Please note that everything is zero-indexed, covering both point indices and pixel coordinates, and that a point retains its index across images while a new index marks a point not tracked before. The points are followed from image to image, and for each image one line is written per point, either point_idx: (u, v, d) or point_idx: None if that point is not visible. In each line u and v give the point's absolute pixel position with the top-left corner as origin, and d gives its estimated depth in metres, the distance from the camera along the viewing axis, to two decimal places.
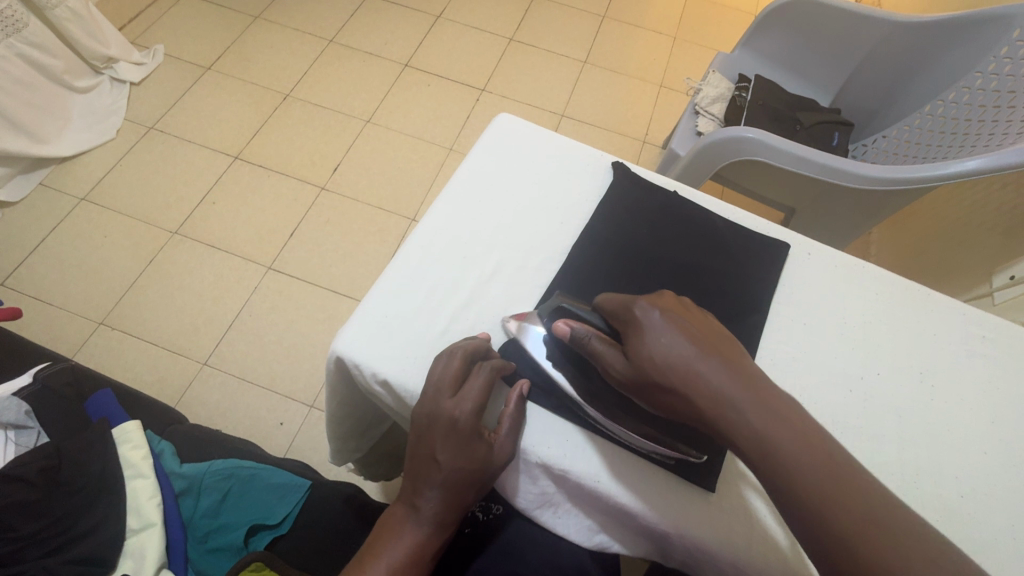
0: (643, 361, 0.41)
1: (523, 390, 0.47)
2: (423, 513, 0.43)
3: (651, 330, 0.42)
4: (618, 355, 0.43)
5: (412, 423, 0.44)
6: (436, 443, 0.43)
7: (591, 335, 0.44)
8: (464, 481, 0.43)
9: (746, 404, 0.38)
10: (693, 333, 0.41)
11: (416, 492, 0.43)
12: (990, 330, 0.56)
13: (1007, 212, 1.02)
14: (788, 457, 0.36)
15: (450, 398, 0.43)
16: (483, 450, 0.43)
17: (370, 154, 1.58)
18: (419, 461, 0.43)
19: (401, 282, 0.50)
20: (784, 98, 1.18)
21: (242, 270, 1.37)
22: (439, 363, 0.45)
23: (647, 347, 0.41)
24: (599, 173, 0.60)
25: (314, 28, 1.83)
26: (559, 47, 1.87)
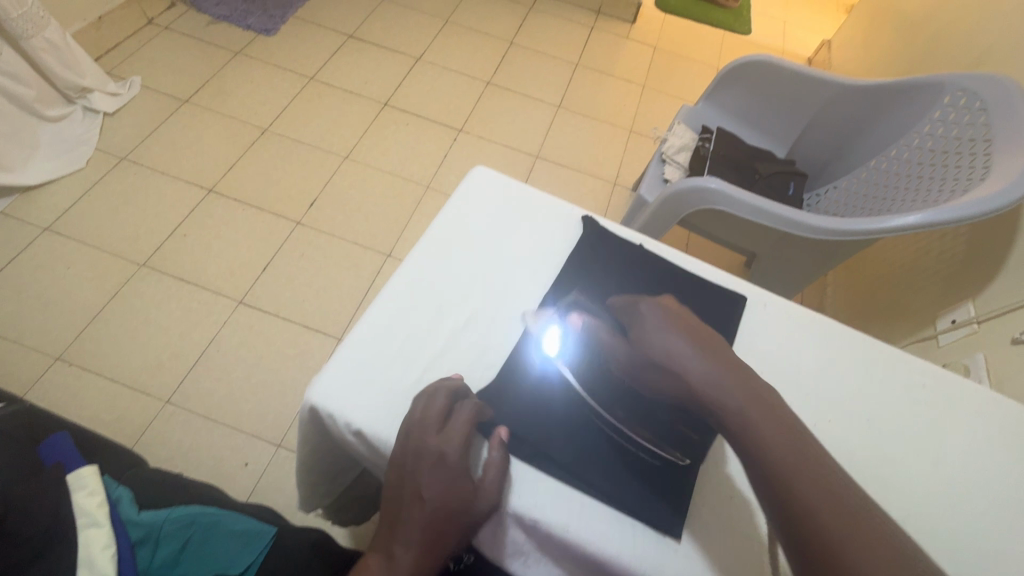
0: (642, 347, 0.46)
1: (502, 437, 0.48)
2: (399, 562, 0.40)
3: (651, 324, 0.47)
4: (621, 343, 0.48)
5: (395, 462, 0.44)
6: (423, 480, 0.43)
7: (599, 325, 0.50)
8: (445, 524, 0.42)
9: (728, 392, 0.43)
10: (688, 327, 0.47)
11: (394, 535, 0.42)
12: (930, 378, 0.60)
13: (946, 260, 1.11)
14: (763, 443, 0.42)
15: (436, 431, 0.45)
16: (466, 489, 0.44)
17: (347, 189, 1.60)
18: (402, 502, 0.43)
19: (377, 332, 0.51)
20: (744, 150, 1.26)
21: (211, 304, 1.34)
22: (428, 394, 0.47)
23: (647, 336, 0.47)
24: (570, 226, 0.64)
25: (295, 65, 1.86)
26: (534, 91, 1.95)
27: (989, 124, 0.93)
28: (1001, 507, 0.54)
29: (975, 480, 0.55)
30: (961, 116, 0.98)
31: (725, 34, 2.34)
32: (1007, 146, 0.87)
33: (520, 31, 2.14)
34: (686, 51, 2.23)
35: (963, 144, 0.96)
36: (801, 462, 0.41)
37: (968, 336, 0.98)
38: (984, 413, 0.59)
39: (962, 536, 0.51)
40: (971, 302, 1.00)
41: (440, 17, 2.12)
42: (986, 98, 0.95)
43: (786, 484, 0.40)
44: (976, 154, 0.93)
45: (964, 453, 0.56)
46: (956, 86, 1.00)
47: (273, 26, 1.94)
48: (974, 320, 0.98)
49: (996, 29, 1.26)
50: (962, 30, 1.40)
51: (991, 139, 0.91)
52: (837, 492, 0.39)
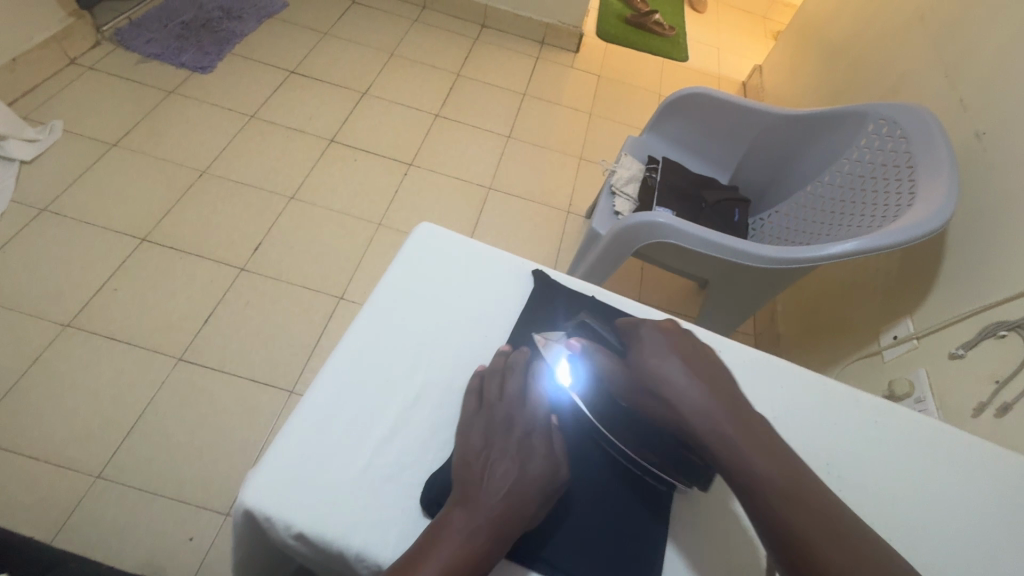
0: (645, 374, 0.48)
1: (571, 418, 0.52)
2: (487, 510, 0.42)
3: (654, 351, 0.49)
4: (624, 369, 0.50)
5: (480, 427, 0.48)
6: (511, 442, 0.47)
7: (601, 353, 0.52)
8: (534, 481, 0.45)
9: (723, 419, 0.45)
10: (686, 354, 0.50)
11: (480, 484, 0.44)
12: (881, 413, 0.65)
13: (882, 278, 1.17)
14: (758, 471, 0.43)
15: (521, 398, 0.50)
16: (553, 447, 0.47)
17: (294, 230, 1.54)
18: (489, 459, 0.46)
19: (320, 417, 0.48)
20: (689, 178, 1.29)
21: (147, 364, 1.25)
22: (499, 368, 0.52)
23: (649, 363, 0.49)
24: (520, 281, 0.62)
25: (234, 103, 1.80)
26: (484, 122, 1.96)
27: (910, 151, 0.99)
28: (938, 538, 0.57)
29: (915, 513, 0.58)
30: (885, 143, 1.05)
31: (664, 60, 2.43)
32: (930, 173, 0.93)
33: (466, 62, 2.16)
34: (629, 78, 2.30)
35: (889, 169, 1.02)
36: (795, 486, 0.43)
37: (910, 351, 1.02)
38: (930, 442, 0.64)
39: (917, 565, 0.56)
40: (909, 319, 1.05)
41: (385, 50, 2.10)
42: (905, 127, 1.01)
43: (777, 510, 0.42)
44: (902, 180, 0.99)
45: (905, 488, 0.60)
46: (878, 115, 1.06)
47: (210, 63, 1.87)
48: (914, 336, 1.02)
49: (908, 59, 1.36)
50: (878, 59, 1.50)
51: (914, 165, 0.97)
52: (828, 518, 0.42)
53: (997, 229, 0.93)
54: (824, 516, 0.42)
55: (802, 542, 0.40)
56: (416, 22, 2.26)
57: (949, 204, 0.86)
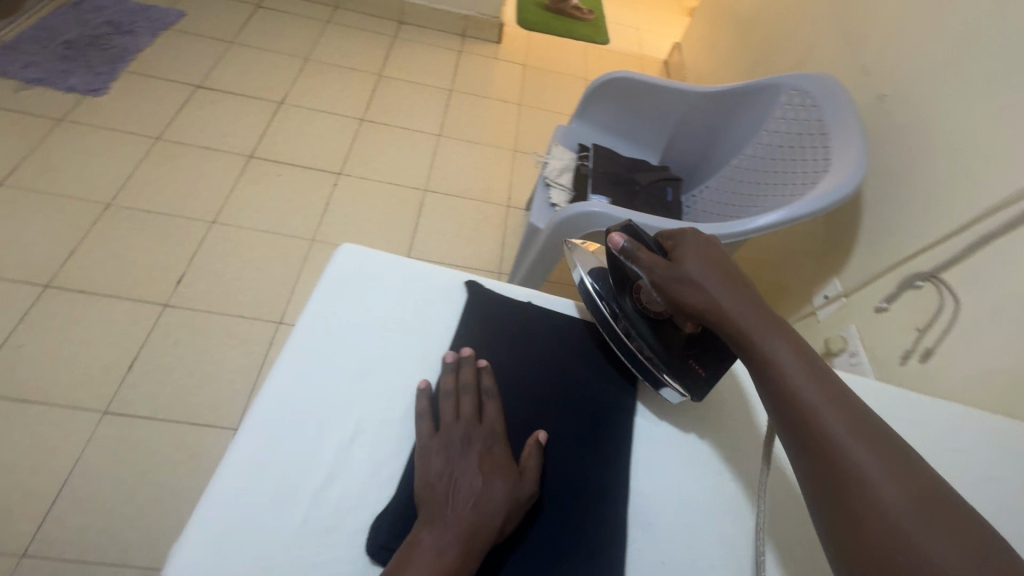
0: (683, 271, 0.53)
1: (540, 438, 0.51)
2: (457, 525, 0.42)
3: (692, 256, 0.54)
4: (659, 262, 0.55)
5: (437, 450, 0.47)
6: (471, 461, 0.46)
7: (639, 248, 0.56)
8: (499, 499, 0.44)
9: (746, 314, 0.50)
10: (715, 257, 0.55)
11: (448, 503, 0.44)
12: None
13: (810, 242, 1.22)
14: (777, 353, 0.48)
15: (476, 417, 0.49)
16: (512, 463, 0.47)
17: (220, 257, 1.44)
18: (450, 480, 0.45)
19: (247, 477, 0.44)
20: (621, 163, 1.29)
21: (68, 423, 1.13)
22: (451, 386, 0.51)
23: (685, 266, 0.54)
24: (454, 294, 0.60)
25: (136, 126, 1.66)
26: (412, 122, 1.90)
27: (822, 119, 1.04)
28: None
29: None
30: (799, 112, 1.09)
31: (587, 45, 2.44)
32: (842, 138, 0.97)
33: (387, 62, 2.08)
34: (555, 65, 2.29)
35: (805, 137, 1.07)
36: (812, 368, 0.47)
37: (841, 309, 1.08)
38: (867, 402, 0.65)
39: None
40: (837, 278, 1.11)
41: (299, 55, 2.00)
42: (816, 96, 1.06)
43: (793, 386, 0.46)
44: (817, 147, 1.03)
45: None
46: (790, 86, 1.10)
47: (103, 85, 1.71)
48: (843, 295, 1.07)
49: (813, 30, 1.42)
50: (787, 30, 1.56)
51: (826, 132, 1.02)
52: (837, 390, 0.46)
53: (906, 183, 0.98)
54: (833, 388, 0.46)
55: (811, 408, 0.45)
56: (330, 24, 2.16)
57: (859, 169, 0.91)
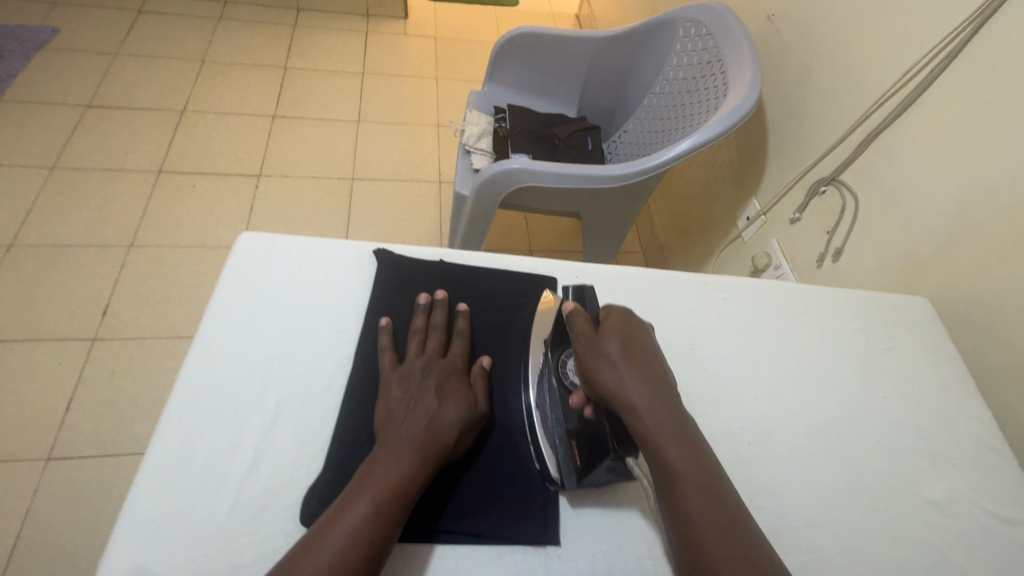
0: (595, 351, 0.50)
1: (485, 363, 0.54)
2: (411, 442, 0.45)
3: (616, 338, 0.51)
4: (582, 340, 0.51)
5: (398, 380, 0.50)
6: (428, 389, 0.49)
7: (577, 320, 0.53)
8: (451, 420, 0.47)
9: (646, 405, 0.46)
10: (638, 354, 0.50)
11: (403, 423, 0.47)
12: (727, 290, 0.69)
13: (728, 167, 1.26)
14: (667, 453, 0.44)
15: (439, 352, 0.53)
16: (467, 389, 0.50)
17: (145, 280, 1.37)
18: (409, 402, 0.48)
19: (169, 475, 0.44)
20: (538, 119, 1.29)
21: (9, 476, 1.08)
22: (421, 325, 0.54)
23: (606, 354, 0.49)
24: (364, 264, 0.60)
25: (25, 157, 1.54)
26: (328, 111, 1.84)
27: (717, 46, 1.07)
28: (806, 396, 0.62)
29: (784, 380, 0.63)
30: (697, 43, 1.11)
31: (496, 9, 2.39)
32: (736, 62, 1.01)
33: (291, 52, 1.99)
34: (466, 33, 2.25)
35: (705, 67, 1.10)
36: (696, 472, 0.43)
37: (761, 227, 1.13)
38: (773, 303, 0.69)
39: (787, 414, 0.60)
40: (755, 199, 1.15)
41: (194, 58, 1.89)
42: (709, 24, 1.08)
43: (698, 533, 0.41)
44: (715, 74, 1.06)
45: (761, 352, 0.64)
46: (685, 18, 1.13)
47: None
48: (762, 213, 1.12)
49: None
50: None
51: (722, 58, 1.05)
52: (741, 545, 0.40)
53: (801, 95, 1.03)
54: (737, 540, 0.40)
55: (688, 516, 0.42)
56: (222, 20, 2.03)
57: (752, 89, 0.95)
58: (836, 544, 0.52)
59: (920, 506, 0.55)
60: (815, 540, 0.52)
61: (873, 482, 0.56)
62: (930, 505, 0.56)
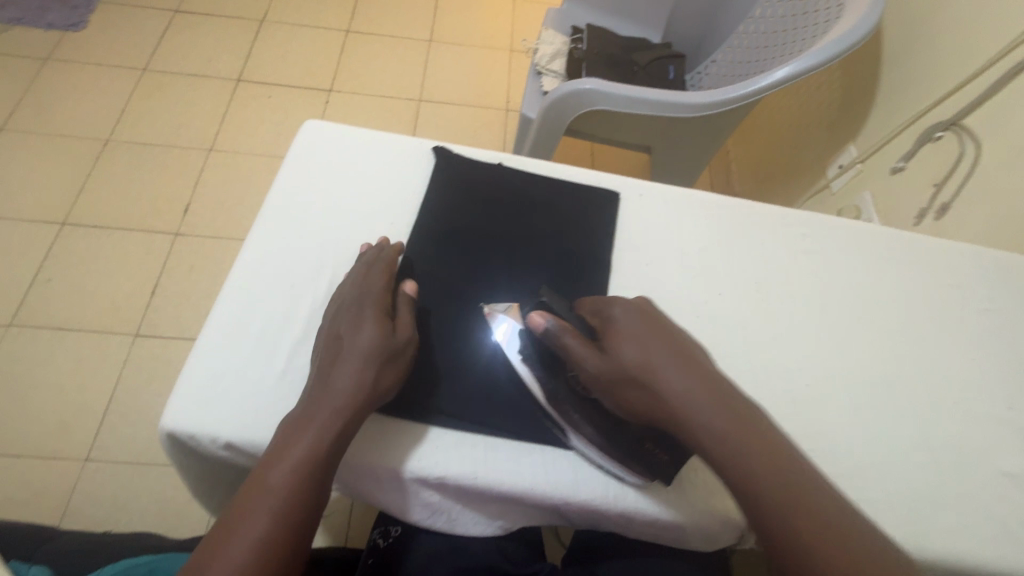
0: (618, 360, 0.41)
1: (423, 312, 0.49)
2: (331, 398, 0.41)
3: (625, 334, 0.43)
4: (591, 352, 0.43)
5: (322, 337, 0.46)
6: (355, 339, 0.45)
7: (565, 332, 0.43)
8: (377, 365, 0.43)
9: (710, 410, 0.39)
10: (666, 343, 0.42)
11: (324, 379, 0.42)
12: (809, 228, 0.63)
13: (825, 108, 1.13)
14: (755, 468, 0.38)
15: (376, 296, 0.48)
16: (401, 335, 0.46)
17: (221, 184, 1.45)
18: (331, 356, 0.44)
19: (229, 336, 0.47)
20: (618, 43, 1.20)
21: (104, 346, 1.21)
22: (359, 273, 0.49)
23: (625, 357, 0.41)
24: (422, 160, 0.59)
25: (120, 59, 1.62)
26: (401, 30, 1.79)
27: None
28: (880, 349, 0.57)
29: (857, 330, 0.57)
30: None
31: None
32: None
33: None
34: None
35: None
36: (791, 481, 0.37)
37: (855, 177, 1.02)
38: (860, 247, 0.63)
39: (857, 364, 0.55)
40: (853, 144, 1.03)
41: None
42: None
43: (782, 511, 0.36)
44: None
45: (837, 299, 0.59)
46: None
47: (80, 19, 1.66)
48: (858, 161, 1.00)
49: None
50: None
51: None
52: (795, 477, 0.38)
53: (929, 22, 0.89)
54: (817, 509, 0.36)
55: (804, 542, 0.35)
56: None
57: (874, 9, 0.82)
58: (887, 500, 0.48)
59: (994, 479, 0.50)
60: (864, 490, 0.48)
61: (943, 446, 0.52)
62: (1007, 478, 0.50)
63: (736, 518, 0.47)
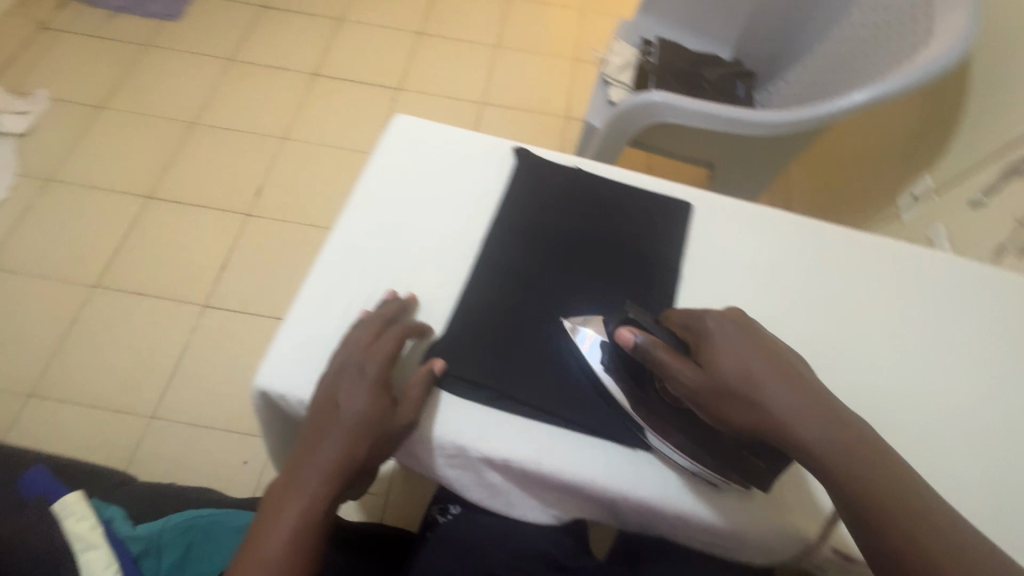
0: (717, 373, 0.42)
1: (435, 367, 0.48)
2: (319, 467, 0.42)
3: (723, 345, 0.43)
4: (687, 365, 0.43)
5: (317, 385, 0.46)
6: (342, 392, 0.45)
7: (657, 346, 0.44)
8: (362, 431, 0.44)
9: (816, 423, 0.40)
10: (765, 352, 0.43)
11: (313, 440, 0.43)
12: (884, 254, 0.62)
13: (901, 136, 1.10)
14: (868, 481, 0.38)
15: (368, 347, 0.47)
16: (388, 395, 0.46)
17: (291, 171, 1.53)
18: (320, 413, 0.44)
19: (320, 308, 0.51)
20: (688, 58, 1.20)
21: (176, 313, 1.30)
22: (364, 318, 0.49)
23: (725, 367, 0.42)
24: (503, 159, 0.62)
25: (210, 49, 1.73)
26: (469, 34, 1.85)
27: None
28: (953, 384, 0.55)
29: (929, 362, 0.56)
30: None
31: None
32: (949, 7, 0.85)
33: None
34: None
35: (904, 11, 0.95)
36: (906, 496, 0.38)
37: (929, 208, 0.98)
38: (938, 278, 0.61)
39: (926, 396, 0.54)
40: (929, 174, 1.00)
41: None
42: None
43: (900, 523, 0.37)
44: (917, 20, 0.91)
45: (910, 328, 0.58)
46: None
47: (177, 10, 1.79)
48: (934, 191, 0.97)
49: None
50: None
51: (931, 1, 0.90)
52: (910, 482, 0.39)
53: None
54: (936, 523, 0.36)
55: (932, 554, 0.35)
56: None
57: (964, 37, 0.80)
58: None
59: None
60: None
61: (1015, 488, 0.50)
62: None
63: (791, 534, 0.47)
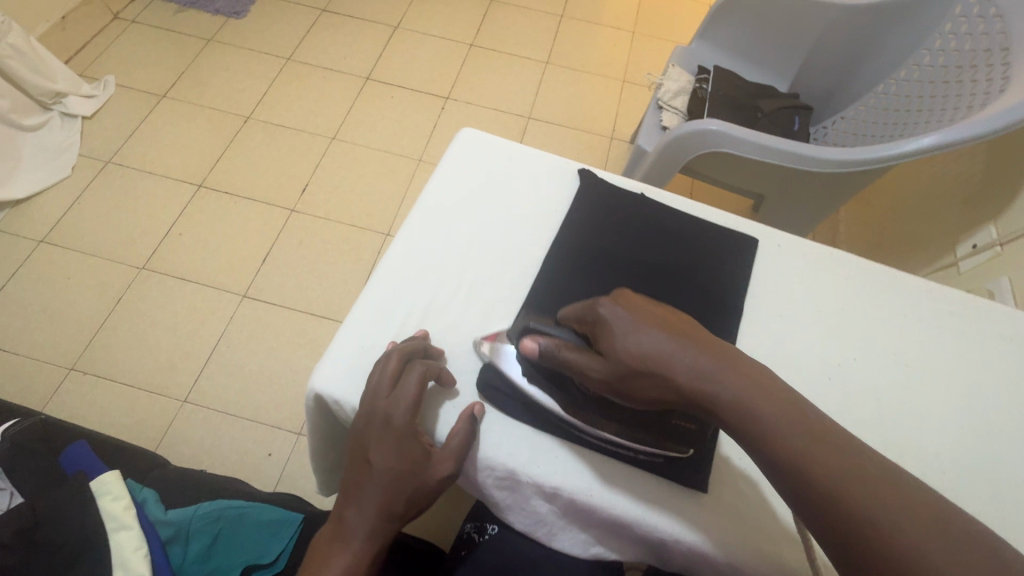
0: (620, 355, 0.42)
1: (476, 412, 0.48)
2: (361, 526, 0.42)
3: (619, 325, 0.43)
4: (590, 358, 0.43)
5: (352, 432, 0.46)
6: (371, 446, 0.44)
7: (559, 347, 0.45)
8: (395, 485, 0.43)
9: (721, 380, 0.40)
10: (662, 323, 0.43)
11: (352, 497, 0.43)
12: (956, 307, 0.59)
13: (964, 183, 1.06)
14: (780, 432, 0.38)
15: (388, 396, 0.45)
16: (419, 447, 0.45)
17: (337, 171, 1.56)
18: (356, 467, 0.44)
19: (379, 314, 0.52)
20: (745, 87, 1.19)
21: (215, 300, 1.33)
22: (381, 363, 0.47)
23: (628, 345, 0.42)
24: (567, 181, 0.62)
25: (270, 48, 1.79)
26: (520, 49, 1.87)
27: (1005, 32, 0.87)
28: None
29: (999, 426, 0.53)
30: (975, 26, 0.92)
31: None
32: None
33: None
34: None
35: (978, 57, 0.91)
36: (825, 443, 0.37)
37: (990, 260, 0.94)
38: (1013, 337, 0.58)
39: (995, 463, 0.51)
40: (993, 224, 0.95)
41: None
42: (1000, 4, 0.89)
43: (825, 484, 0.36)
44: (992, 66, 0.88)
45: (978, 387, 0.55)
46: None
47: (242, 8, 1.85)
48: (997, 243, 0.93)
49: None
50: None
51: (1009, 47, 0.86)
52: (807, 423, 0.38)
53: None
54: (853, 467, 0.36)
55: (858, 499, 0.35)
56: None
57: None
58: None
59: None
60: None
61: None
62: None
63: None
